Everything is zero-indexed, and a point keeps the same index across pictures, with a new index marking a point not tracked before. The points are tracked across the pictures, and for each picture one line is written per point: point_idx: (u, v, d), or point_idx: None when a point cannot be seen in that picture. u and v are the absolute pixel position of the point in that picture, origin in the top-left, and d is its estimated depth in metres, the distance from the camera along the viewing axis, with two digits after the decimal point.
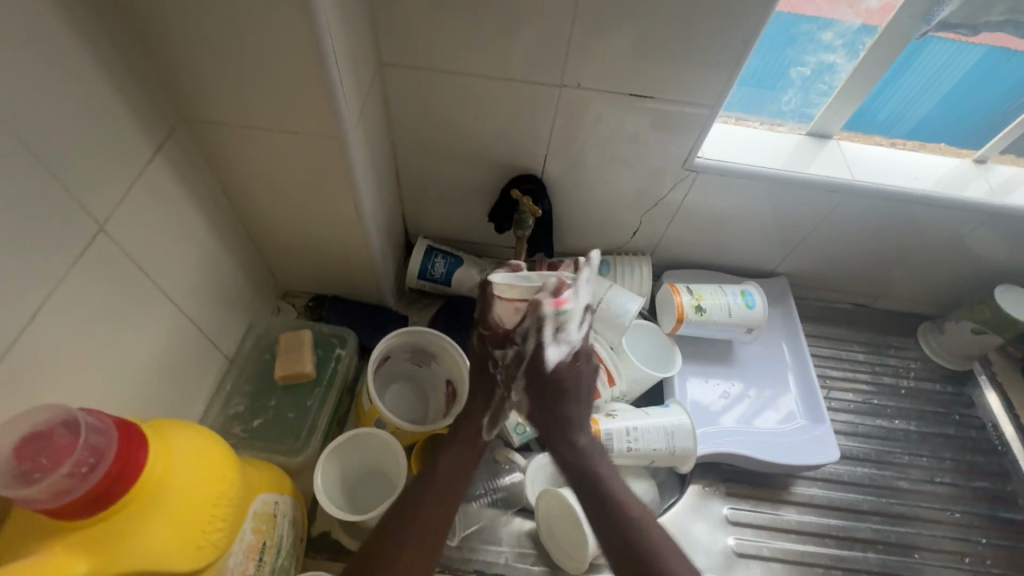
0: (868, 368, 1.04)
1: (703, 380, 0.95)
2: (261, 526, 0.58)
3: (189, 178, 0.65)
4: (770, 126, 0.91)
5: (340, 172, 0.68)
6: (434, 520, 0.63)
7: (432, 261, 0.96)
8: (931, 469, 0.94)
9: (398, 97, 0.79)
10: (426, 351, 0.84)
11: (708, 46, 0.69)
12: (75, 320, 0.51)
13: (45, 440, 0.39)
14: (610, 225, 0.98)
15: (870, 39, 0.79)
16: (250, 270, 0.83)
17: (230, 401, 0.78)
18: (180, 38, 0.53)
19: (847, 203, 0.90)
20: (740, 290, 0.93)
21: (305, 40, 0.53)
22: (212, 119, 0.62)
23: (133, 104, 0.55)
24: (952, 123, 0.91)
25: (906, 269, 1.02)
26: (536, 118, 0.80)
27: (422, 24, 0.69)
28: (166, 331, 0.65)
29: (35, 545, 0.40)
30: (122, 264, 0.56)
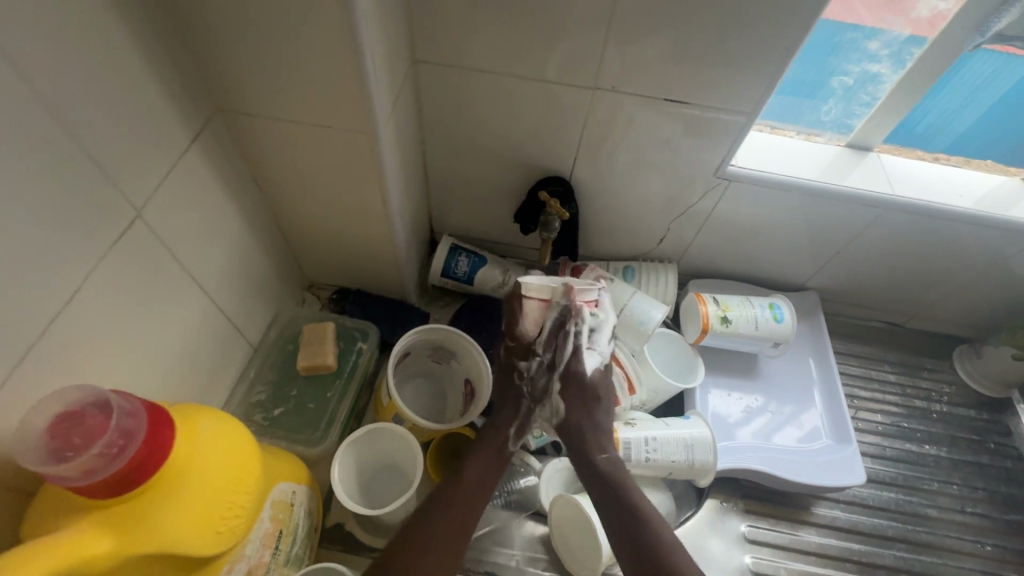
0: (899, 390, 1.00)
1: (724, 393, 0.93)
2: (278, 515, 0.58)
3: (223, 168, 0.66)
4: (807, 136, 0.89)
5: (370, 167, 0.68)
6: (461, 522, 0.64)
7: (456, 259, 0.96)
8: (962, 498, 0.90)
9: (430, 95, 0.79)
10: (446, 349, 0.84)
11: (748, 52, 0.67)
12: (109, 304, 0.53)
13: (77, 419, 0.40)
14: (636, 230, 0.97)
15: (919, 49, 0.76)
16: (277, 260, 0.84)
17: (252, 389, 0.79)
18: (222, 30, 0.54)
19: (886, 218, 0.86)
20: (768, 303, 0.91)
21: (343, 36, 0.53)
22: (249, 111, 0.63)
23: (173, 93, 0.56)
24: (1001, 138, 0.87)
25: (945, 289, 0.98)
26: (567, 120, 0.79)
27: (458, 22, 0.69)
28: (194, 317, 0.66)
29: (64, 521, 0.41)
30: (156, 249, 0.57)
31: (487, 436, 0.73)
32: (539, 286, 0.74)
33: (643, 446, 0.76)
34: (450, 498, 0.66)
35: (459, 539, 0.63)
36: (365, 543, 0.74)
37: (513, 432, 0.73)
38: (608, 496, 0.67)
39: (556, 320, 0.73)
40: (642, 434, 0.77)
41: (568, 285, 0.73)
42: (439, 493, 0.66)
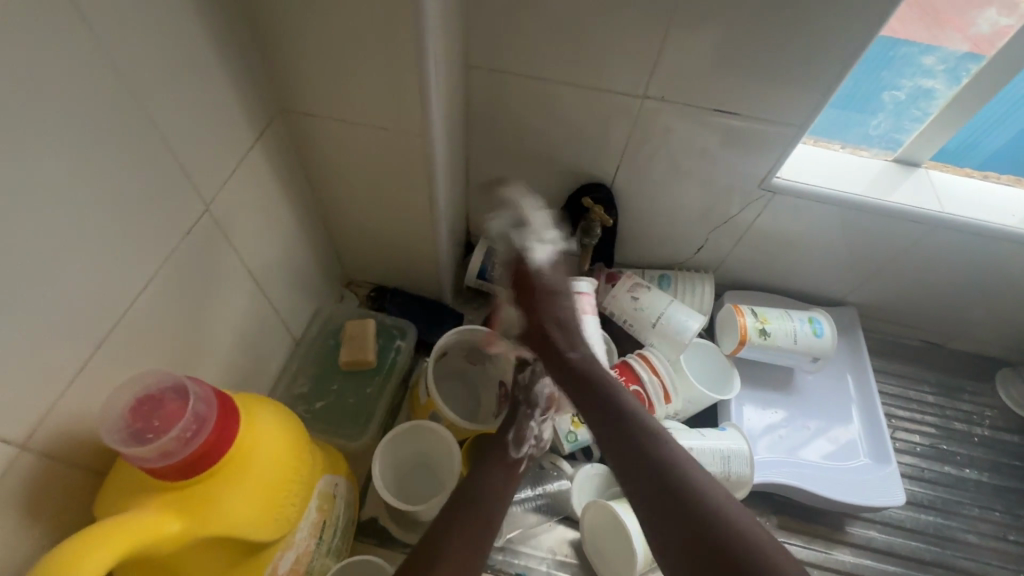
0: (938, 411, 0.98)
1: (759, 406, 0.92)
2: (324, 505, 0.59)
3: (280, 165, 0.68)
4: (852, 150, 0.88)
5: (421, 169, 0.70)
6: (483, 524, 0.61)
7: (493, 261, 0.96)
8: (1003, 525, 0.88)
9: (479, 99, 0.80)
10: (482, 351, 0.85)
11: (803, 64, 0.67)
12: (175, 294, 0.55)
13: (156, 402, 0.42)
14: (674, 239, 0.97)
15: (975, 66, 0.75)
16: (321, 257, 0.86)
17: (294, 382, 0.80)
18: (292, 32, 0.56)
19: (934, 236, 0.85)
20: (808, 317, 0.90)
21: (409, 39, 0.54)
22: (309, 111, 0.65)
23: (242, 92, 0.58)
24: None
25: (991, 309, 0.96)
26: (614, 128, 0.80)
27: (512, 29, 0.70)
28: (247, 310, 0.68)
29: (137, 501, 0.43)
30: (220, 242, 0.59)
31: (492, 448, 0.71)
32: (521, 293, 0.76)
33: None
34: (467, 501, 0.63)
35: (481, 545, 0.59)
36: (398, 539, 0.75)
37: (511, 438, 0.71)
38: (621, 435, 0.54)
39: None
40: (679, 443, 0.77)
41: None
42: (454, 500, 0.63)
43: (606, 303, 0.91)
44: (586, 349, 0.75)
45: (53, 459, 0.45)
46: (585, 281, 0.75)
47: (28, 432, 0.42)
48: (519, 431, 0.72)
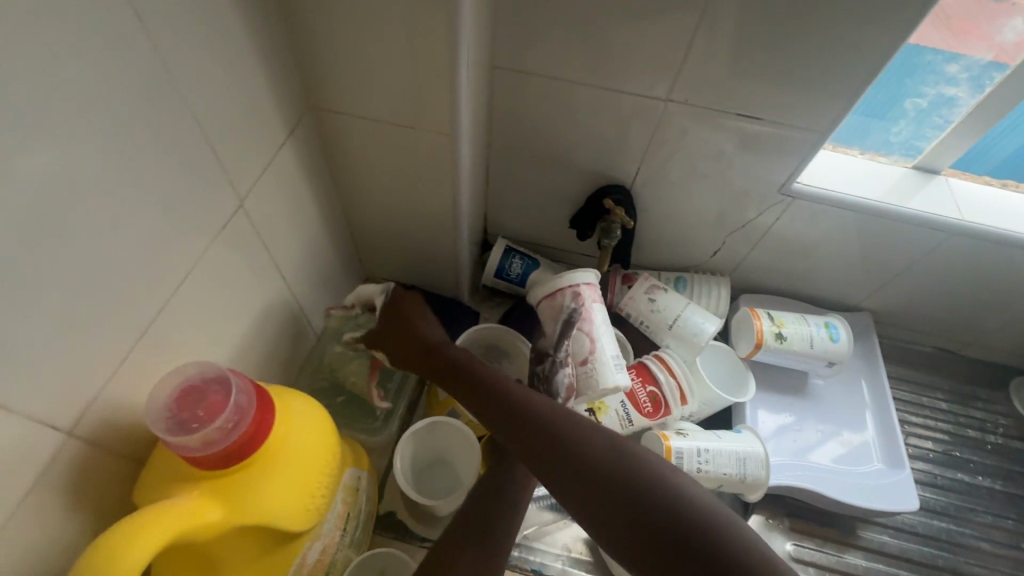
0: (951, 418, 0.98)
1: (773, 409, 0.93)
2: (347, 498, 0.60)
3: (308, 162, 0.69)
4: (871, 156, 0.89)
5: (447, 168, 0.71)
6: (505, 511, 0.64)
7: (510, 261, 0.97)
8: (1015, 533, 0.88)
9: (502, 99, 0.81)
10: (499, 348, 0.86)
11: (827, 70, 0.68)
12: (209, 288, 0.56)
13: (199, 393, 0.43)
14: (691, 242, 0.97)
15: (999, 74, 0.75)
16: (342, 253, 0.87)
17: (315, 376, 0.81)
18: (327, 32, 0.57)
19: (952, 243, 0.85)
20: (824, 322, 0.90)
21: (441, 40, 0.55)
22: (339, 109, 0.66)
23: (276, 90, 0.59)
24: None
25: (1006, 318, 0.96)
26: (635, 131, 0.80)
27: (539, 31, 0.71)
28: (274, 304, 0.69)
29: (175, 489, 0.44)
30: (251, 237, 0.60)
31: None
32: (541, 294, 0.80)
33: (696, 457, 0.76)
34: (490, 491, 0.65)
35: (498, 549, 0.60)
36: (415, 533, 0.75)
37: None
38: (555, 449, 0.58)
39: (570, 314, 0.77)
40: (694, 445, 0.77)
41: (554, 287, 0.79)
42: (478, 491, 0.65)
43: (623, 304, 0.92)
44: (602, 333, 0.76)
45: (96, 447, 0.46)
46: (589, 272, 0.79)
47: (74, 420, 0.43)
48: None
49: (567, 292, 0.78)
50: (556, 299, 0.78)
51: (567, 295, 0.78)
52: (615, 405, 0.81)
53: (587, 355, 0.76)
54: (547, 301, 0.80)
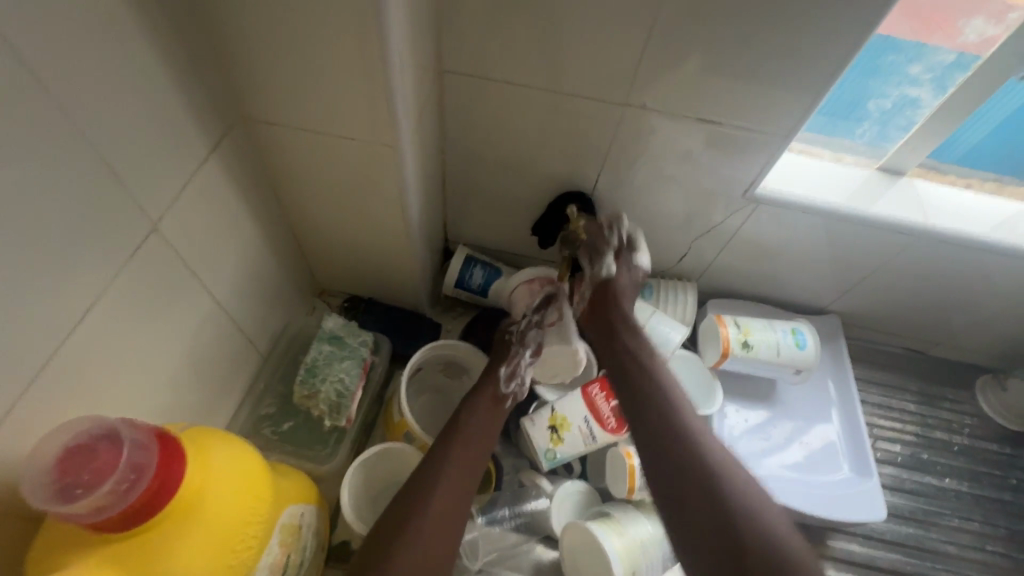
0: (919, 419, 0.98)
1: (742, 419, 0.91)
2: (287, 539, 0.55)
3: (241, 176, 0.64)
4: (837, 158, 0.87)
5: (392, 180, 0.67)
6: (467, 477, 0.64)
7: (471, 270, 0.93)
8: (982, 535, 0.88)
9: (453, 104, 0.77)
10: (459, 363, 0.84)
11: (787, 72, 0.65)
12: (121, 321, 0.51)
13: (87, 454, 0.38)
14: (657, 247, 0.94)
15: (962, 76, 0.74)
16: (290, 269, 0.82)
17: (261, 401, 0.77)
18: (248, 39, 0.53)
19: (918, 246, 0.84)
20: (791, 328, 0.89)
21: (372, 46, 0.51)
22: (270, 120, 0.61)
23: (195, 103, 0.54)
24: None
25: (973, 318, 0.95)
26: (593, 136, 0.77)
27: (487, 33, 0.67)
28: (207, 330, 0.65)
29: (71, 557, 0.40)
30: (172, 262, 0.56)
31: (483, 386, 0.75)
32: (528, 274, 0.87)
33: None
34: (454, 453, 0.66)
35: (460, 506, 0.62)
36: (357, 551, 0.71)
37: (504, 372, 0.77)
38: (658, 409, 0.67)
39: (550, 293, 0.85)
40: None
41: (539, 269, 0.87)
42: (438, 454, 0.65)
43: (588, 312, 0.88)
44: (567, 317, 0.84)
45: None
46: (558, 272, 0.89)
47: None
48: (510, 366, 0.77)
49: (549, 277, 0.86)
50: (536, 280, 0.86)
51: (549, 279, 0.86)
52: (577, 422, 0.78)
53: (553, 320, 0.82)
54: (531, 278, 0.86)
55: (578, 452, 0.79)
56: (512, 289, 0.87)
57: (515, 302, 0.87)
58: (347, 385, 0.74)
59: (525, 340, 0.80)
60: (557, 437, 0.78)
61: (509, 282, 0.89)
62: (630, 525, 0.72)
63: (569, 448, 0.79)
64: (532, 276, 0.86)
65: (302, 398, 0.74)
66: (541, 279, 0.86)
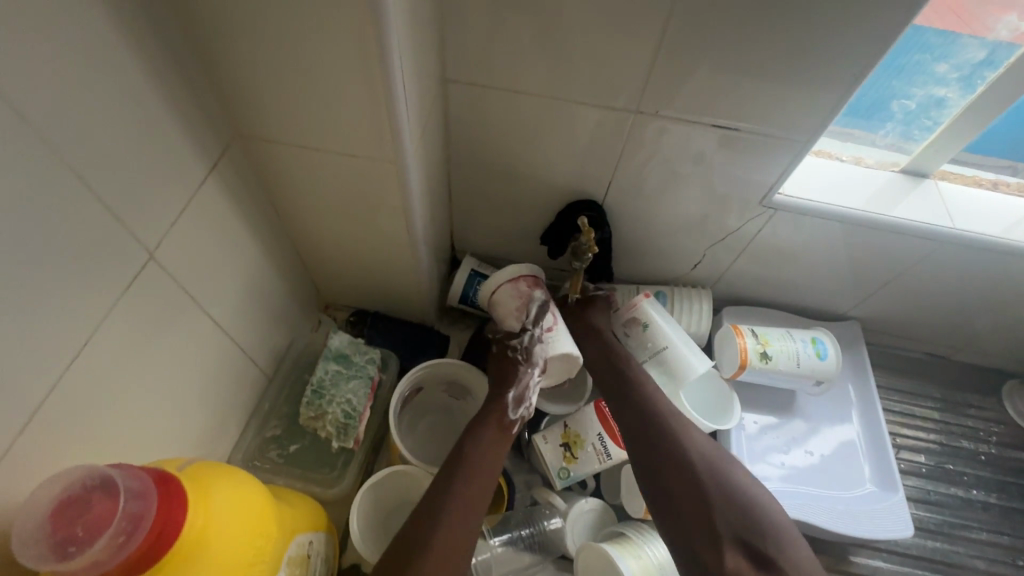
0: (943, 428, 0.95)
1: (761, 431, 0.88)
2: (294, 571, 0.54)
3: (241, 196, 0.63)
4: (856, 159, 0.83)
5: (397, 197, 0.65)
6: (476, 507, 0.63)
7: (474, 288, 0.91)
8: (1011, 549, 0.85)
9: (458, 114, 0.75)
10: (460, 383, 0.82)
11: (805, 76, 0.62)
12: (118, 354, 0.50)
13: (82, 505, 0.37)
14: (670, 255, 0.92)
15: (993, 74, 0.70)
16: (294, 285, 0.81)
17: (267, 423, 0.75)
18: (244, 58, 0.51)
19: (944, 251, 0.80)
20: (811, 338, 0.86)
21: (372, 61, 0.49)
22: (270, 138, 0.59)
23: (190, 126, 0.52)
24: None
25: (999, 323, 0.92)
26: (603, 144, 0.75)
27: (491, 41, 0.64)
28: (210, 354, 0.63)
29: None
30: (171, 290, 0.54)
31: (490, 411, 0.72)
32: (511, 276, 0.78)
33: None
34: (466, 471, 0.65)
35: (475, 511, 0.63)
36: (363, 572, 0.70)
37: (511, 398, 0.72)
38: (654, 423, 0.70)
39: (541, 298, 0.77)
40: None
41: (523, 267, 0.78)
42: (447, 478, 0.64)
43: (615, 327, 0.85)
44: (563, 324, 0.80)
45: None
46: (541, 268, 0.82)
47: None
48: (519, 389, 0.73)
49: (534, 279, 0.78)
50: (522, 281, 0.77)
51: (532, 279, 0.78)
52: (591, 439, 0.76)
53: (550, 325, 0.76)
54: (517, 279, 0.77)
55: (593, 470, 0.77)
56: (495, 295, 0.79)
57: (501, 309, 0.78)
58: (354, 406, 0.72)
59: (530, 356, 0.74)
60: (570, 454, 0.76)
61: (491, 285, 0.79)
62: (646, 546, 0.69)
63: (583, 466, 0.76)
64: (518, 278, 0.77)
65: (309, 419, 0.72)
66: (529, 280, 0.77)
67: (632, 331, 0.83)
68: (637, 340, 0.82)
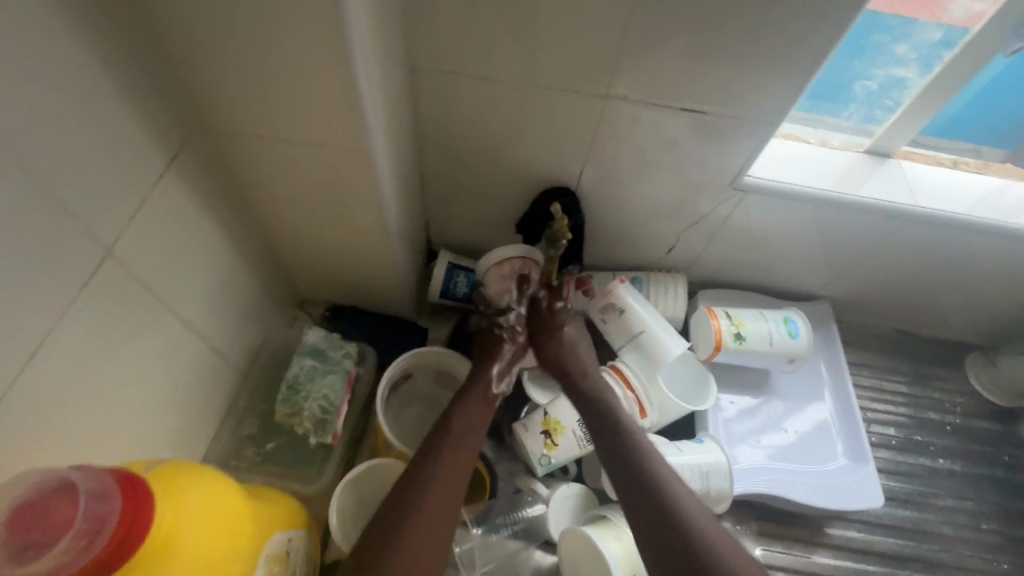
0: (911, 401, 0.98)
1: (737, 412, 0.90)
2: (273, 569, 0.53)
3: (204, 190, 0.61)
4: (822, 141, 0.84)
5: (366, 187, 0.64)
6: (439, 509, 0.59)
7: (455, 279, 0.91)
8: (977, 514, 0.89)
9: (427, 102, 0.74)
10: (447, 372, 0.82)
11: (771, 57, 0.63)
12: (79, 354, 0.48)
13: (41, 510, 0.36)
14: (646, 240, 0.92)
15: (948, 53, 0.72)
16: (265, 280, 0.79)
17: (242, 422, 0.74)
18: (199, 45, 0.49)
19: (908, 229, 0.82)
20: (783, 317, 0.88)
21: (332, 46, 0.48)
22: (231, 129, 0.58)
23: (145, 117, 0.50)
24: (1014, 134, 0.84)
25: (960, 298, 0.95)
26: (574, 130, 0.75)
27: (457, 26, 0.64)
28: (179, 354, 0.61)
29: None
30: (132, 287, 0.52)
31: (471, 385, 0.73)
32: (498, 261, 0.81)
33: None
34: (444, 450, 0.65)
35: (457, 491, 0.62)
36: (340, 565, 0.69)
37: (495, 372, 0.75)
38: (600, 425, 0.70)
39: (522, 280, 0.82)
40: None
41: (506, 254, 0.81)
42: (431, 452, 0.64)
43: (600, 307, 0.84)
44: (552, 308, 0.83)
45: None
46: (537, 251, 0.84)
47: None
48: (502, 364, 0.76)
49: (517, 263, 0.81)
50: (504, 264, 0.81)
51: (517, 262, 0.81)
52: (572, 426, 0.77)
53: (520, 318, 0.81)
54: (502, 263, 0.81)
55: (574, 455, 0.78)
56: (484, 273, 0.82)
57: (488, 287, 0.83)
58: (332, 401, 0.71)
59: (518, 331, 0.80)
60: (551, 441, 0.77)
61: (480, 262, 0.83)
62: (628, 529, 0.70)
63: (564, 453, 0.77)
64: (502, 261, 0.81)
65: (285, 416, 0.71)
66: (514, 263, 0.81)
67: (608, 315, 0.84)
68: (614, 323, 0.83)
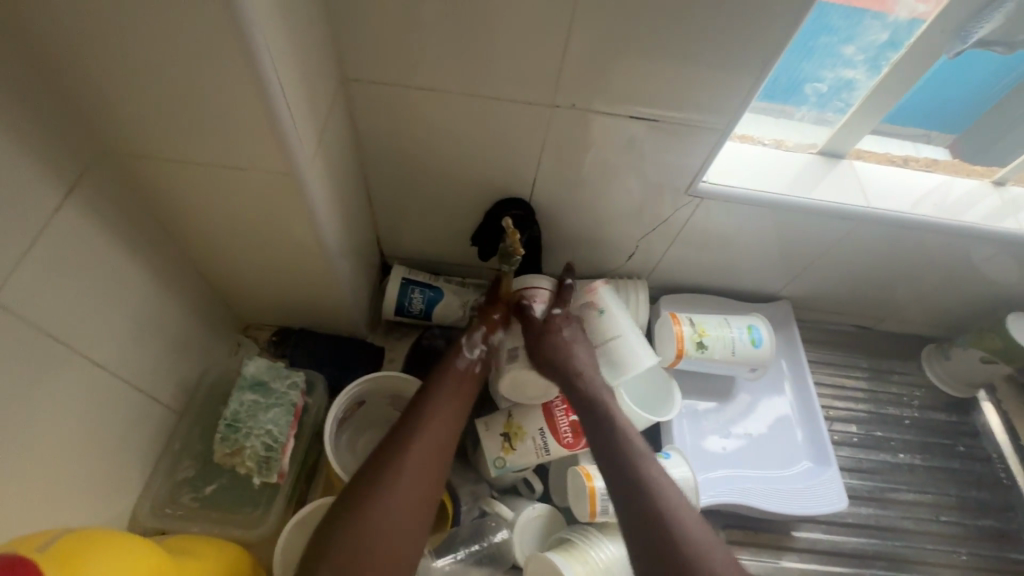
0: (870, 396, 0.99)
1: (702, 418, 0.89)
2: None
3: (115, 220, 0.55)
4: (778, 142, 0.83)
5: (298, 210, 0.59)
6: (414, 528, 0.59)
7: (409, 295, 0.87)
8: (936, 507, 0.90)
9: (366, 114, 0.70)
10: (405, 397, 0.77)
11: (718, 63, 0.61)
12: None
13: None
14: (605, 247, 0.90)
15: (895, 54, 0.72)
16: (200, 309, 0.74)
17: (179, 464, 0.69)
18: (89, 65, 0.44)
19: (861, 230, 0.82)
20: (746, 325, 0.87)
21: (239, 62, 0.43)
22: (141, 154, 0.53)
23: (31, 147, 0.45)
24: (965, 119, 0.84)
25: (914, 293, 0.96)
26: (523, 140, 0.72)
27: (390, 34, 0.60)
28: (97, 400, 0.56)
29: None
30: (27, 336, 0.47)
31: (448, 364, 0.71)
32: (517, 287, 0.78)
33: None
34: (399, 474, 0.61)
35: (418, 514, 0.60)
36: None
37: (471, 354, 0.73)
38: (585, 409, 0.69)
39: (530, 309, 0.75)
40: None
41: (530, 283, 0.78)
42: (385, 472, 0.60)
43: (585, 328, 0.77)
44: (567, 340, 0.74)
45: None
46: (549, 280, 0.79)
47: None
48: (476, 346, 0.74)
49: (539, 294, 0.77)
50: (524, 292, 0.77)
51: (532, 292, 0.77)
52: (532, 433, 0.74)
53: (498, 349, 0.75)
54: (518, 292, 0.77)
55: (529, 463, 0.75)
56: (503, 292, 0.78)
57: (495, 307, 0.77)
58: (276, 437, 0.66)
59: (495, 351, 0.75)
60: (509, 445, 0.74)
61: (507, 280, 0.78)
62: (593, 550, 0.68)
63: (520, 458, 0.74)
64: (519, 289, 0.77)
65: (224, 456, 0.66)
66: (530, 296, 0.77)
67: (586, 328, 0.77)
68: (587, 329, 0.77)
